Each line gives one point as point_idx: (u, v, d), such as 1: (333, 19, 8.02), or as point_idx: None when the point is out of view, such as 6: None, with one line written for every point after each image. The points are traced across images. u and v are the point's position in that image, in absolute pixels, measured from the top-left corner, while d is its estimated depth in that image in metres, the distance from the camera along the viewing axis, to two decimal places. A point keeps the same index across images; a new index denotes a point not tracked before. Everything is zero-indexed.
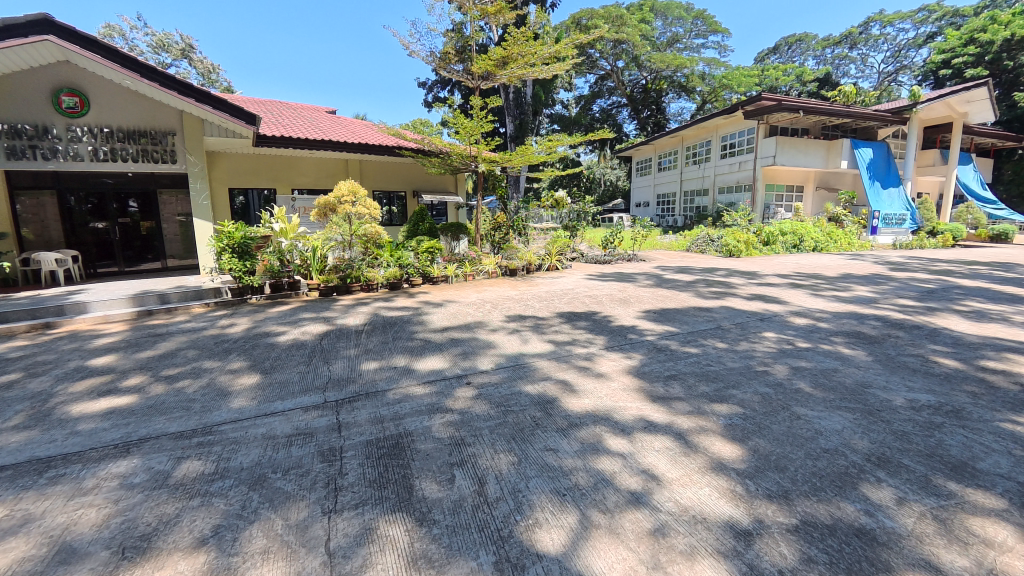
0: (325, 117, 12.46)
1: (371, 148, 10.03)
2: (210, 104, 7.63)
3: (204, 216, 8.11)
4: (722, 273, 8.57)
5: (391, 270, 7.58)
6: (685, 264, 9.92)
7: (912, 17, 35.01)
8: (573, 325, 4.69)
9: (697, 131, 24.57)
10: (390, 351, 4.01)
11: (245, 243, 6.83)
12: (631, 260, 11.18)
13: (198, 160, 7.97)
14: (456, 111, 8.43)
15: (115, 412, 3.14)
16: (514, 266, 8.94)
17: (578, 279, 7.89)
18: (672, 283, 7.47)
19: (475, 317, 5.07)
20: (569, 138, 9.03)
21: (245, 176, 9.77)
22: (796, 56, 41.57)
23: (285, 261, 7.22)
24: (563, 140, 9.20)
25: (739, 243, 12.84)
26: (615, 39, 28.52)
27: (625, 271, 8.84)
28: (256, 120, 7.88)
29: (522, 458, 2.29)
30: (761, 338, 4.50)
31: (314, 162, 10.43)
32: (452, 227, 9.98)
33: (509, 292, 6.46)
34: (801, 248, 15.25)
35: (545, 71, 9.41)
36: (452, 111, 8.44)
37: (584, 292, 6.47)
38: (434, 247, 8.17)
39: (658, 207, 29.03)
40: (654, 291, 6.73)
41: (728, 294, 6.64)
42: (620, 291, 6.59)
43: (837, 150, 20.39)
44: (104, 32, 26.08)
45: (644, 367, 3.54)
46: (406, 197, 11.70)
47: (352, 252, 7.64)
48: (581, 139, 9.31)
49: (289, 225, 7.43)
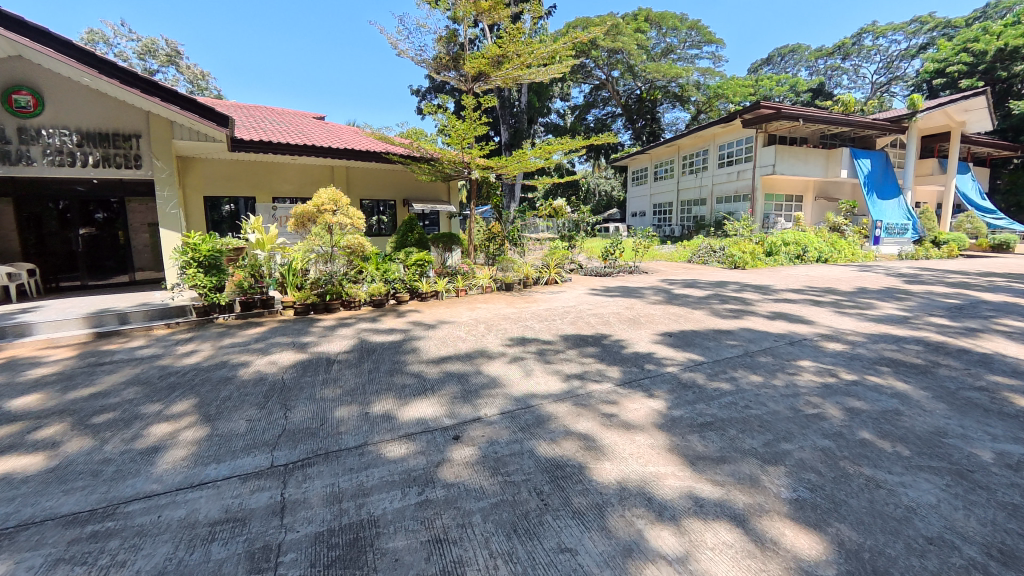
0: (312, 122, 11.88)
1: (357, 154, 9.40)
2: (179, 104, 6.97)
3: (172, 226, 7.40)
4: (734, 288, 8.01)
5: (376, 285, 6.88)
6: (691, 277, 9.37)
7: (904, 28, 35.31)
8: (581, 352, 4.06)
9: (694, 140, 24.27)
10: (366, 389, 3.35)
11: (213, 256, 6.19)
12: (634, 272, 10.62)
13: (167, 166, 7.28)
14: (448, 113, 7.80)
15: (4, 480, 2.44)
16: (510, 280, 8.29)
17: (581, 294, 7.29)
18: (683, 299, 6.90)
19: (468, 343, 4.43)
20: (575, 140, 8.35)
21: (222, 183, 9.12)
22: (790, 66, 41.84)
23: (259, 275, 6.55)
24: (572, 139, 8.41)
25: (745, 254, 12.32)
26: (610, 48, 28.32)
27: (630, 285, 8.27)
28: (230, 122, 7.23)
29: (528, 567, 1.64)
30: (799, 368, 3.88)
31: (298, 168, 9.80)
32: (443, 236, 9.13)
33: (506, 310, 5.83)
34: (804, 258, 14.83)
35: (543, 74, 8.86)
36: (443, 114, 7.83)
37: (589, 310, 5.87)
38: (424, 259, 7.47)
39: (655, 217, 28.66)
40: (666, 308, 6.13)
41: (745, 313, 6.06)
42: (628, 309, 5.99)
43: (837, 159, 20.11)
44: (86, 36, 25.40)
45: (673, 413, 2.90)
46: (396, 205, 11.09)
47: (337, 264, 6.98)
48: (591, 141, 8.58)
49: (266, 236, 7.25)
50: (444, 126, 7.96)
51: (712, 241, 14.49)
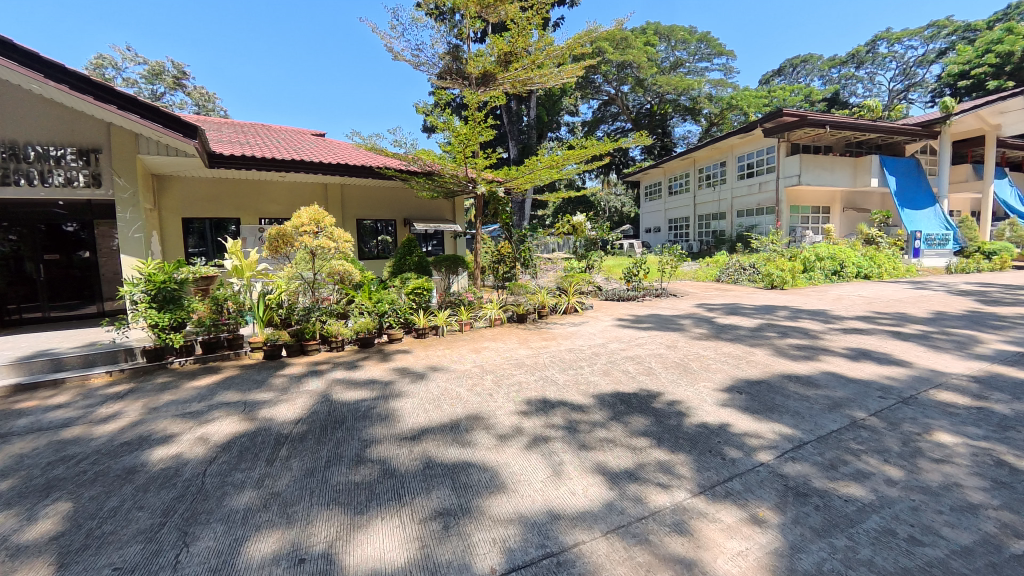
0: (306, 138, 11.08)
1: (350, 169, 8.46)
2: (139, 112, 6.07)
3: (136, 252, 6.43)
4: (786, 315, 6.81)
5: (363, 321, 5.53)
6: (729, 301, 8.20)
7: (920, 33, 34.36)
8: (628, 426, 2.92)
9: (710, 151, 23.25)
10: (311, 500, 2.22)
11: (169, 289, 5.15)
12: (660, 295, 9.48)
13: (130, 184, 6.34)
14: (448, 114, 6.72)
15: None
16: (523, 310, 6.90)
17: (607, 325, 6.18)
18: (732, 332, 5.73)
19: (469, 406, 3.29)
20: (602, 141, 7.19)
21: (202, 204, 8.23)
22: (802, 76, 40.98)
23: (223, 310, 5.39)
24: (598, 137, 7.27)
25: (782, 271, 11.07)
26: (619, 61, 27.77)
27: (662, 312, 7.13)
28: (199, 132, 6.31)
29: None
30: (945, 453, 2.70)
31: (287, 186, 8.89)
32: (447, 259, 8.22)
33: (519, 352, 4.70)
34: (842, 274, 13.58)
35: (557, 77, 7.91)
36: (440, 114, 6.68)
37: (622, 351, 4.73)
38: (424, 286, 6.32)
39: (670, 232, 27.55)
40: (717, 347, 4.98)
41: (817, 351, 4.86)
42: (670, 348, 4.85)
43: (866, 167, 18.92)
44: (94, 61, 25.43)
45: (804, 566, 1.75)
46: (395, 226, 10.10)
47: (329, 295, 6.00)
48: (622, 142, 7.42)
49: (246, 262, 6.16)
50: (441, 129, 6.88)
51: (741, 259, 13.26)
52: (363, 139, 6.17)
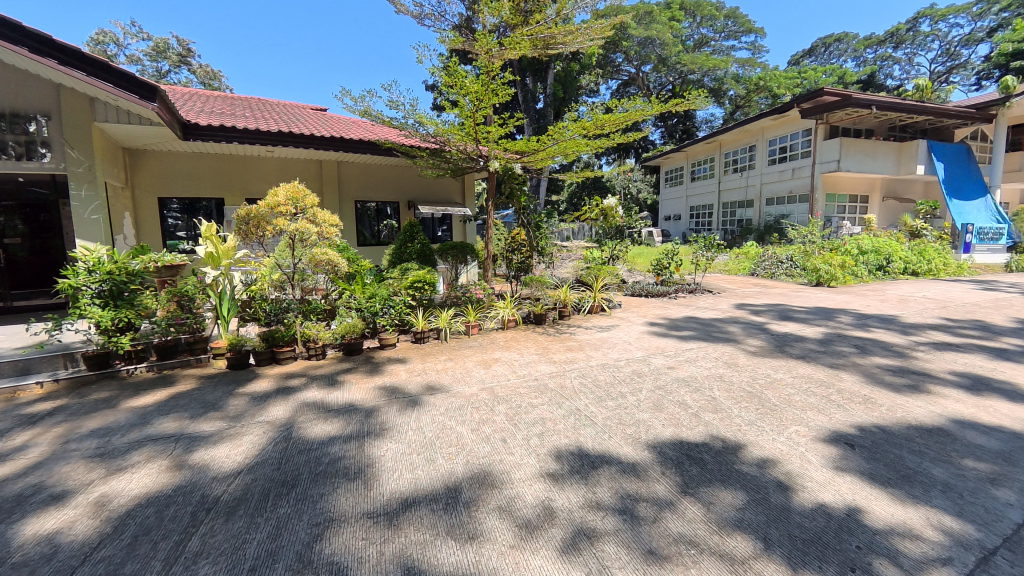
0: (303, 111, 10.10)
1: (346, 142, 7.41)
2: (86, 69, 4.98)
3: (94, 237, 5.55)
4: (852, 322, 5.74)
5: (348, 322, 4.56)
6: (777, 301, 7.13)
7: (968, 10, 31.87)
8: (713, 512, 1.97)
9: (738, 135, 21.80)
10: None
11: (120, 283, 4.29)
12: (694, 290, 8.42)
13: (84, 157, 5.40)
14: (455, 63, 5.40)
15: None
16: (542, 310, 5.72)
17: (642, 331, 5.20)
18: (798, 344, 4.70)
19: (476, 459, 2.36)
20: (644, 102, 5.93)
21: (181, 182, 7.35)
22: (835, 58, 38.59)
23: (187, 295, 4.69)
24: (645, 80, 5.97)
25: (830, 266, 9.88)
26: (641, 38, 26.12)
27: (703, 315, 6.12)
28: (161, 95, 5.23)
29: None
30: None
31: (277, 163, 7.94)
32: (454, 246, 7.06)
33: (540, 369, 3.75)
34: (887, 270, 12.36)
35: (581, 35, 6.71)
36: (445, 66, 5.44)
37: (669, 370, 3.75)
38: (426, 280, 5.29)
39: (692, 220, 26.22)
40: (788, 367, 3.96)
41: (916, 377, 3.83)
42: (729, 368, 3.85)
43: (911, 153, 17.39)
44: (95, 37, 24.68)
45: None
46: (399, 209, 9.11)
47: (320, 287, 5.21)
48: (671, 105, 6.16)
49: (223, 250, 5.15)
50: (446, 85, 5.61)
51: (777, 251, 12.09)
52: (356, 102, 5.14)
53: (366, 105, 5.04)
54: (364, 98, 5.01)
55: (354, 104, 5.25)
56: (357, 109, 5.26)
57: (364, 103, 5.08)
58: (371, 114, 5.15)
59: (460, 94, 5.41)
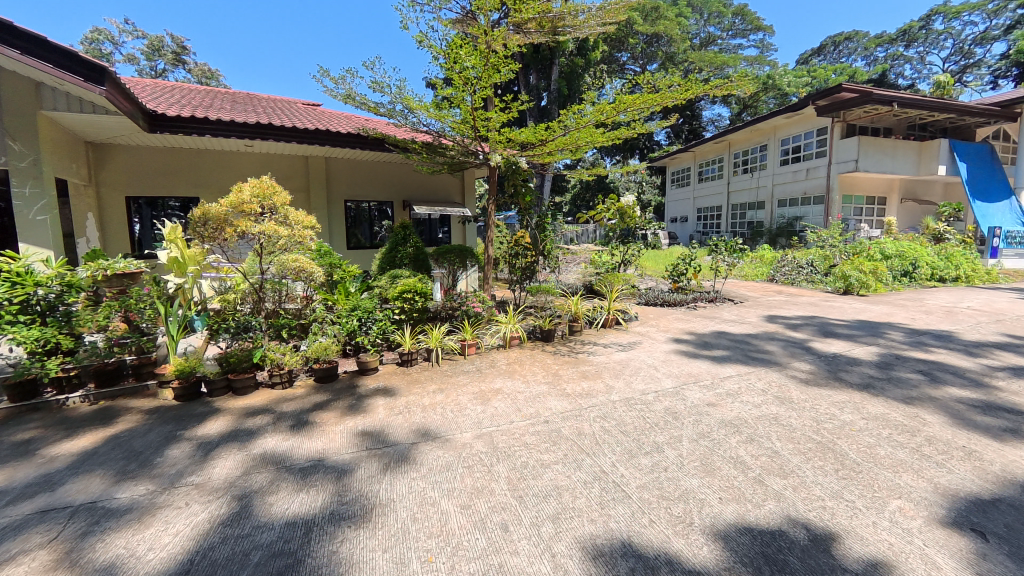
0: (292, 105, 9.43)
1: (333, 135, 6.69)
2: (22, 46, 4.30)
3: (39, 241, 4.89)
4: (906, 340, 4.99)
5: (320, 342, 3.84)
6: (811, 313, 6.39)
7: (982, 7, 31.03)
8: None
9: (748, 134, 21.09)
10: None
11: (48, 298, 3.62)
12: (715, 299, 7.69)
13: (28, 150, 4.76)
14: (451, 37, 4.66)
15: None
16: (550, 325, 5.00)
17: (667, 350, 4.48)
18: (854, 370, 3.97)
19: (468, 567, 1.65)
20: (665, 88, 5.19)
21: (153, 179, 6.71)
22: (845, 56, 37.74)
23: (132, 308, 4.00)
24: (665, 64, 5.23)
25: (859, 272, 9.12)
26: (648, 35, 25.35)
27: (732, 329, 5.39)
28: (111, 77, 4.52)
29: None
30: None
31: (259, 158, 7.26)
32: (453, 250, 6.49)
33: (552, 406, 3.03)
34: (914, 275, 11.60)
35: (592, 17, 5.96)
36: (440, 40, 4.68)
37: (711, 408, 3.03)
38: (417, 289, 4.56)
39: (700, 222, 25.51)
40: (853, 403, 3.23)
41: (1014, 418, 3.10)
42: (784, 406, 3.12)
43: (932, 153, 16.60)
44: (90, 35, 24.20)
45: None
46: (393, 209, 8.42)
47: (299, 296, 4.58)
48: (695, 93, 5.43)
49: (189, 255, 4.90)
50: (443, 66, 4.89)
51: (797, 255, 11.36)
52: (336, 84, 4.51)
53: (348, 87, 4.40)
54: (345, 80, 4.36)
55: (335, 86, 4.62)
56: (338, 93, 4.63)
57: (346, 86, 4.43)
58: (354, 98, 4.51)
59: (456, 73, 4.65)
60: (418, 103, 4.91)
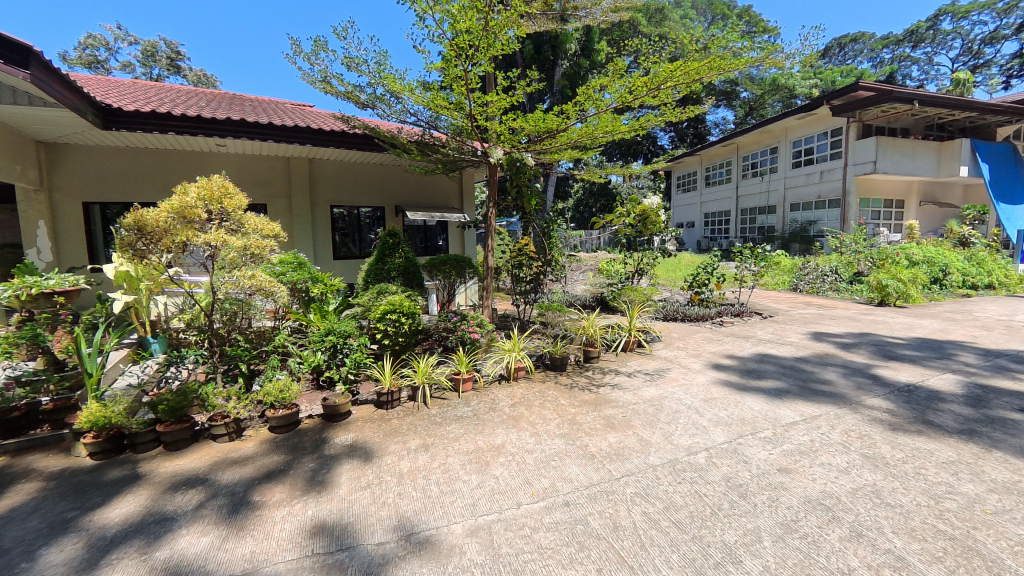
0: (278, 105, 8.75)
1: (315, 133, 5.99)
2: None
3: None
4: (982, 365, 4.21)
5: (278, 381, 3.10)
6: (856, 329, 5.62)
7: (992, 6, 30.34)
8: None
9: (759, 137, 20.39)
10: None
11: None
12: (740, 313, 6.94)
13: None
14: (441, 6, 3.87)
15: None
16: (560, 350, 4.27)
17: (704, 382, 3.71)
18: (942, 409, 3.18)
19: None
20: (692, 71, 4.45)
21: (116, 183, 6.02)
22: (851, 58, 37.02)
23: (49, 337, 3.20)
24: (690, 46, 4.50)
25: (895, 280, 8.33)
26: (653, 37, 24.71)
27: (773, 352, 4.63)
28: (38, 59, 3.79)
29: None
30: None
31: (235, 159, 6.56)
32: (450, 261, 5.67)
33: (572, 475, 2.28)
34: (945, 283, 10.85)
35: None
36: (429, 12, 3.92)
37: (785, 477, 2.26)
38: (404, 309, 3.79)
39: (707, 228, 24.83)
40: (964, 463, 2.45)
41: None
42: (878, 470, 2.35)
43: (953, 153, 15.82)
44: (84, 41, 23.69)
45: None
46: (384, 214, 7.72)
47: (265, 316, 3.85)
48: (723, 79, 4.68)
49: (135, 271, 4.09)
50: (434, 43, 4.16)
51: (819, 262, 10.61)
52: (309, 64, 3.81)
53: (320, 67, 3.72)
54: (316, 57, 3.66)
55: (308, 68, 3.92)
56: (312, 77, 3.93)
57: (318, 65, 3.73)
58: (328, 81, 3.80)
59: (450, 50, 3.90)
60: (404, 86, 4.20)
